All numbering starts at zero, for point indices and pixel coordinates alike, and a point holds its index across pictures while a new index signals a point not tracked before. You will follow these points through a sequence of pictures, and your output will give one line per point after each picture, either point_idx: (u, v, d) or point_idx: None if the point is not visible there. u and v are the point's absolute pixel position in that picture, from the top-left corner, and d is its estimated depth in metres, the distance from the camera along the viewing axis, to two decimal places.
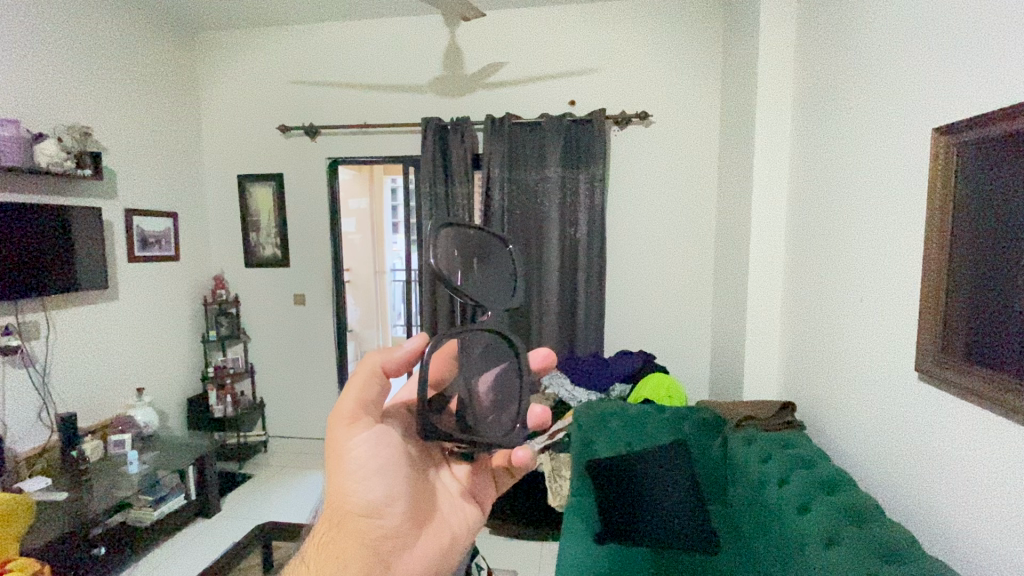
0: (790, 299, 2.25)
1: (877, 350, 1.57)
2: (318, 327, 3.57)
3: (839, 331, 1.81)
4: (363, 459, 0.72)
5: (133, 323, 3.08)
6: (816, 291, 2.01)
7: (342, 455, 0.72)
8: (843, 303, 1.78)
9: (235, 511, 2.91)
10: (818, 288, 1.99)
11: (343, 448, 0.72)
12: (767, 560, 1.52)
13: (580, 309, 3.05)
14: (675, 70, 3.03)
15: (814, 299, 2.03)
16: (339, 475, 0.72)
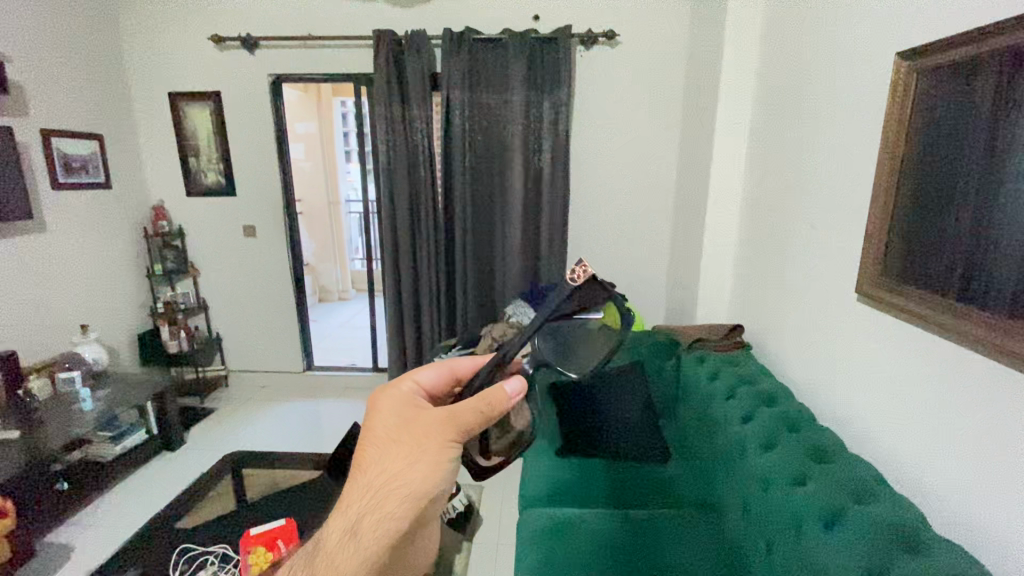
0: (746, 227, 2.32)
1: (821, 275, 1.67)
2: (273, 260, 3.44)
3: (788, 257, 1.90)
4: (441, 452, 0.71)
5: (67, 256, 2.87)
6: (771, 218, 2.08)
7: (431, 443, 0.71)
8: (795, 231, 1.85)
9: (201, 442, 2.92)
10: (772, 215, 2.06)
11: (441, 445, 0.71)
12: (710, 463, 1.68)
13: (543, 239, 3.08)
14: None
15: (768, 226, 2.10)
16: (424, 466, 0.69)
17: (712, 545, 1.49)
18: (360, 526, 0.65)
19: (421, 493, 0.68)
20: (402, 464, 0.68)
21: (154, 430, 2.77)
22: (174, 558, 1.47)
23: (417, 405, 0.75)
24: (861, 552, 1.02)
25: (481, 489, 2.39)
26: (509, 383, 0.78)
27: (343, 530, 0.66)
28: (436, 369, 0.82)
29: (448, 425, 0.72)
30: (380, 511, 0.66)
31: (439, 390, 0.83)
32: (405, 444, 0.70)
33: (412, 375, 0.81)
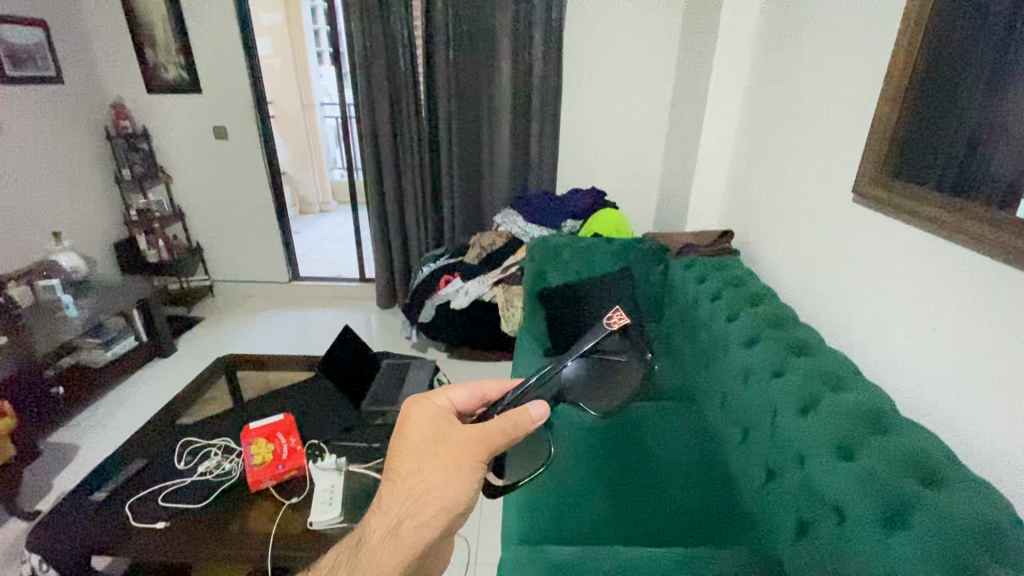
0: (743, 130, 2.24)
1: (817, 176, 1.64)
2: (249, 165, 3.27)
3: (785, 160, 1.85)
4: (471, 470, 0.74)
5: (28, 158, 2.68)
6: (770, 118, 1.99)
7: (463, 460, 0.73)
8: (795, 132, 1.79)
9: (193, 349, 2.95)
10: (772, 116, 1.97)
11: (473, 463, 0.74)
12: (693, 360, 1.75)
13: (533, 144, 2.97)
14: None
15: (766, 128, 2.02)
16: (455, 483, 0.72)
17: (691, 435, 1.58)
18: (397, 530, 0.70)
19: (450, 509, 0.71)
20: (436, 478, 0.72)
21: (142, 336, 2.76)
22: (179, 448, 1.52)
23: (451, 421, 0.78)
24: (833, 430, 1.08)
25: None
26: (532, 403, 0.79)
27: (380, 530, 0.71)
28: (467, 389, 0.87)
29: (481, 445, 0.75)
30: (415, 523, 0.70)
31: (466, 408, 0.87)
32: (438, 459, 0.73)
33: (446, 393, 0.85)
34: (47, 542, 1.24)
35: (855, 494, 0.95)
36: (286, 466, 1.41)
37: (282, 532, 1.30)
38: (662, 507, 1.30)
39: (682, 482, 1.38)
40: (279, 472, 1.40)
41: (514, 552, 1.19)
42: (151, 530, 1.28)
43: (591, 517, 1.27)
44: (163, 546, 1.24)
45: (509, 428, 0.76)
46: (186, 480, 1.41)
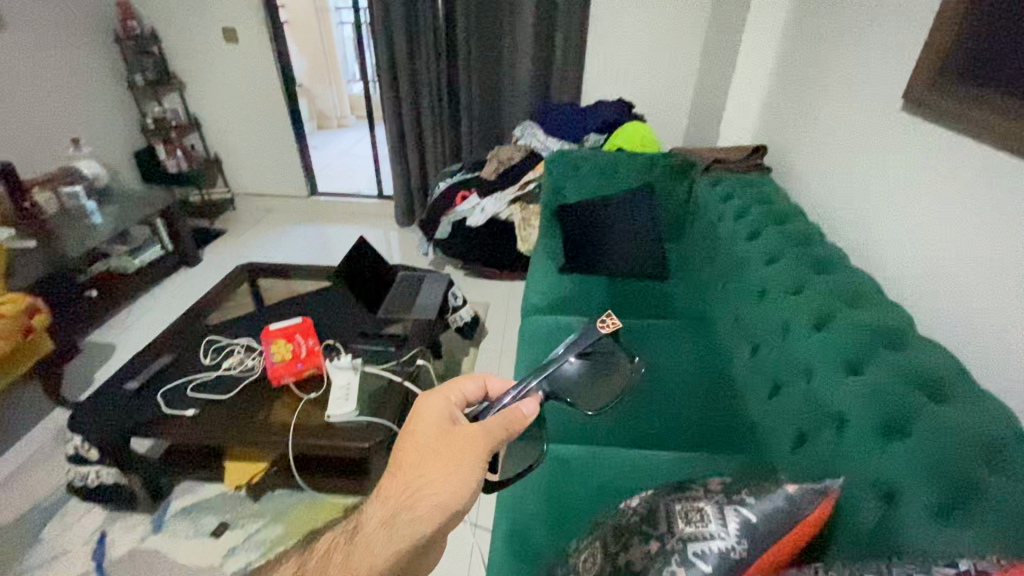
0: (790, 32, 2.02)
1: (865, 80, 1.49)
2: (261, 71, 3.15)
3: (832, 65, 1.68)
4: (471, 467, 0.74)
5: (38, 59, 2.63)
6: (822, 16, 1.78)
7: (464, 455, 0.74)
8: (848, 30, 1.60)
9: (217, 260, 3.02)
10: (823, 12, 1.77)
11: (473, 458, 0.74)
12: (710, 279, 1.71)
13: (557, 50, 2.77)
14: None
15: (817, 29, 1.82)
16: (455, 476, 0.72)
17: (697, 352, 1.58)
18: (395, 518, 0.69)
19: (447, 504, 0.71)
20: (438, 472, 0.72)
21: (169, 245, 2.83)
22: (203, 347, 1.60)
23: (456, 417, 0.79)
24: (844, 345, 1.06)
25: (487, 306, 2.52)
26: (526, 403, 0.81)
27: (379, 517, 0.71)
28: (476, 383, 0.88)
29: (482, 442, 0.75)
30: (412, 513, 0.70)
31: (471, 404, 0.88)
32: (443, 454, 0.73)
33: (456, 389, 0.86)
34: (89, 424, 1.35)
35: (858, 406, 0.94)
36: (305, 363, 1.48)
37: (302, 424, 1.38)
38: (663, 417, 1.33)
39: (684, 395, 1.40)
40: (298, 369, 1.47)
41: None
42: (181, 418, 1.37)
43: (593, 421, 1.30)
44: (194, 431, 1.34)
45: (508, 424, 0.78)
46: (212, 375, 1.49)
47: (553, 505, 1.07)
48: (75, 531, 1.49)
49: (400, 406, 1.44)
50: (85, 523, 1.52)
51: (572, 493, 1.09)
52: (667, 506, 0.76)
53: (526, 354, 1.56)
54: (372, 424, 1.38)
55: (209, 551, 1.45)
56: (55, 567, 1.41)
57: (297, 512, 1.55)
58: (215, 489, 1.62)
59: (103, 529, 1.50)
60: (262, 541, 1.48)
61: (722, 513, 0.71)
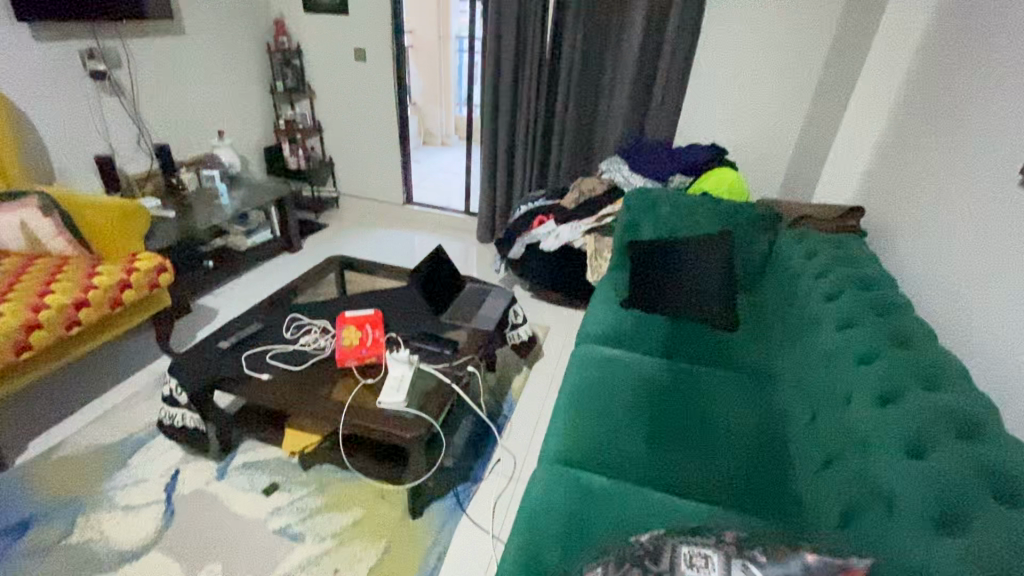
0: (917, 75, 1.92)
1: (985, 161, 1.39)
2: (380, 89, 3.48)
3: (955, 123, 1.58)
4: None
5: (208, 67, 3.12)
6: (952, 70, 1.68)
7: None
8: (980, 87, 1.48)
9: (314, 251, 3.32)
10: (951, 83, 1.68)
11: None
12: (780, 334, 1.64)
13: (656, 91, 2.79)
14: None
15: (947, 77, 1.70)
16: None
17: (752, 398, 1.50)
18: None
19: None
20: None
21: (277, 231, 3.18)
22: (286, 323, 1.79)
23: None
24: (905, 425, 0.98)
25: (547, 330, 2.55)
26: None
27: None
28: None
29: None
30: None
31: None
32: None
33: None
34: (187, 374, 1.55)
35: (909, 493, 0.87)
36: (368, 351, 1.60)
37: (355, 405, 1.49)
38: (702, 463, 1.27)
39: (730, 441, 1.34)
40: (362, 356, 1.60)
41: (545, 468, 1.26)
42: (257, 381, 1.54)
43: (629, 454, 1.29)
44: (265, 395, 1.51)
45: None
46: (289, 347, 1.66)
47: (569, 527, 1.08)
48: (156, 464, 1.71)
49: (443, 405, 1.52)
50: (165, 458, 1.73)
51: (595, 524, 1.10)
52: (674, 547, 0.79)
53: (572, 378, 1.57)
54: (415, 417, 1.46)
55: (258, 506, 1.60)
56: (135, 491, 1.62)
57: (337, 488, 1.66)
58: (273, 452, 1.78)
59: (178, 467, 1.71)
60: (304, 507, 1.60)
61: (728, 566, 0.73)
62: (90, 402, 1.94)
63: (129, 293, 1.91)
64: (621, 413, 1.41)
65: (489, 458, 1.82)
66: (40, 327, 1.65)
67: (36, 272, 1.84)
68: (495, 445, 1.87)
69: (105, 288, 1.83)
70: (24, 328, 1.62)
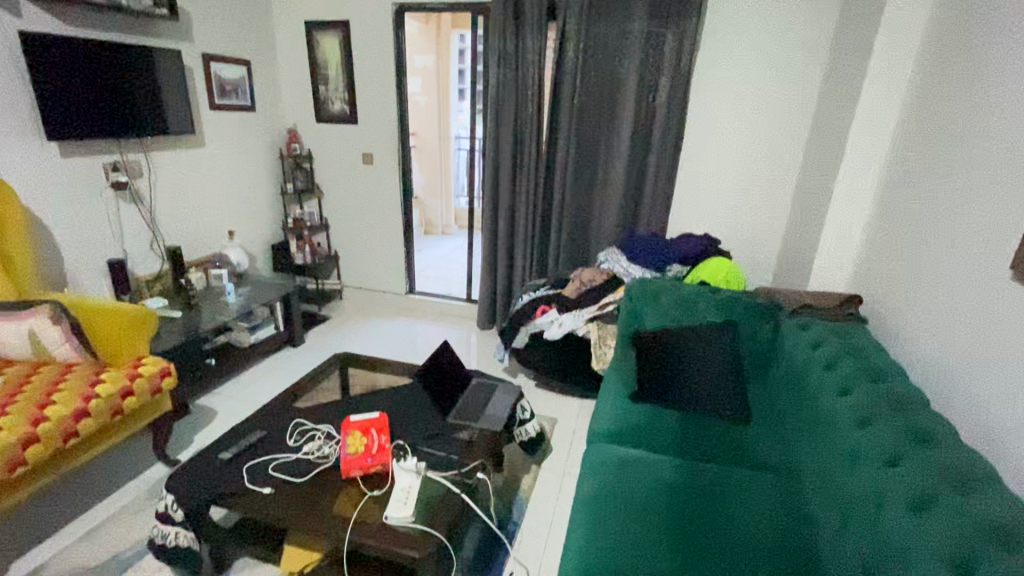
0: (896, 174, 2.06)
1: (977, 256, 1.46)
2: (385, 188, 3.66)
3: (947, 219, 1.65)
4: None
5: (224, 173, 3.30)
6: (933, 169, 1.79)
7: None
8: (968, 187, 1.57)
9: (316, 344, 3.32)
10: (930, 182, 1.79)
11: None
12: (795, 428, 1.61)
13: (646, 185, 2.95)
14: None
15: (932, 176, 1.80)
16: None
17: (775, 502, 1.44)
18: None
19: None
20: None
21: (280, 326, 3.19)
22: (290, 429, 1.74)
23: None
24: (946, 540, 0.94)
25: (554, 422, 2.49)
26: None
27: None
28: None
29: None
30: None
31: None
32: None
33: None
34: (185, 489, 1.49)
35: None
36: (374, 459, 1.54)
37: (360, 521, 1.42)
38: None
39: (760, 552, 1.27)
40: (367, 464, 1.54)
41: None
42: (258, 495, 1.47)
43: (651, 570, 1.21)
44: (266, 511, 1.43)
45: None
46: (292, 457, 1.61)
47: None
48: None
49: (454, 517, 1.45)
50: None
51: None
52: None
53: (587, 483, 1.51)
54: (423, 534, 1.38)
55: None
56: None
57: None
58: (269, 572, 1.66)
59: None
60: None
61: None
62: (77, 519, 1.84)
63: (130, 401, 1.88)
64: (642, 524, 1.34)
65: (501, 571, 1.70)
66: (37, 441, 1.60)
67: (38, 382, 1.82)
68: (506, 555, 1.76)
69: (107, 396, 1.81)
70: (21, 444, 1.56)
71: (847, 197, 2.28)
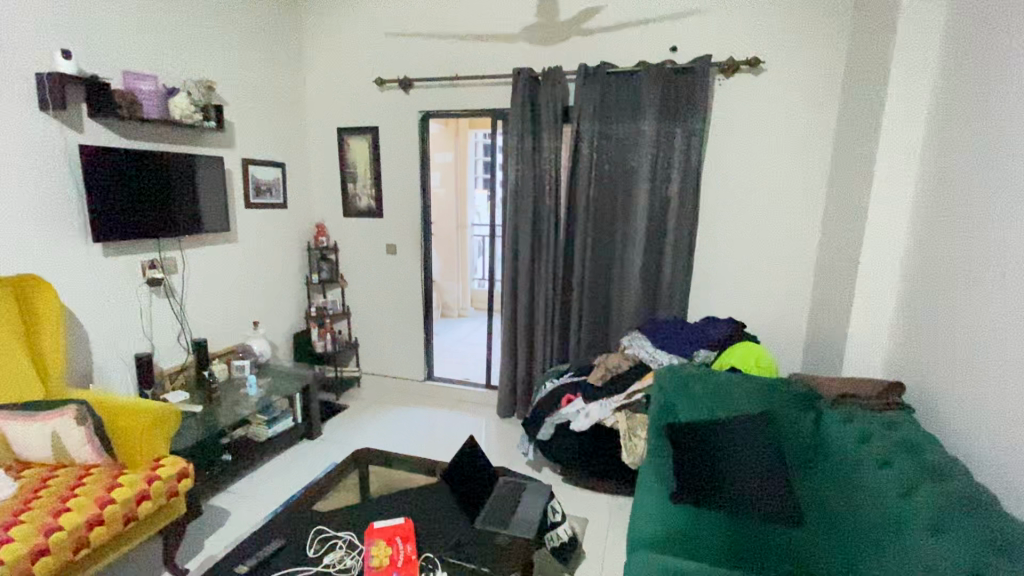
0: (921, 258, 2.06)
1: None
2: (406, 276, 3.75)
3: (989, 305, 1.61)
4: None
5: (254, 266, 3.42)
6: (962, 255, 1.78)
7: None
8: (1003, 273, 1.55)
9: (335, 436, 3.23)
10: (959, 267, 1.79)
11: None
12: (857, 535, 1.48)
13: (665, 271, 2.98)
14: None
15: (961, 260, 1.79)
16: None
17: None
18: None
19: None
20: None
21: (299, 418, 3.13)
22: (309, 537, 1.65)
23: None
24: None
25: (585, 522, 2.33)
26: None
27: None
28: None
29: None
30: None
31: None
32: None
33: None
34: None
35: None
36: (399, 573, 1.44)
37: None
38: None
39: None
40: None
41: None
42: None
43: None
44: None
45: None
46: (312, 570, 1.50)
47: None
48: None
49: None
50: None
51: None
52: None
53: None
54: None
55: None
56: None
57: None
58: None
59: None
60: None
61: None
62: None
63: (145, 505, 1.81)
64: None
65: None
66: (48, 553, 1.53)
67: (55, 486, 1.77)
68: None
69: (123, 500, 1.74)
70: (31, 556, 1.49)
71: (873, 281, 2.26)
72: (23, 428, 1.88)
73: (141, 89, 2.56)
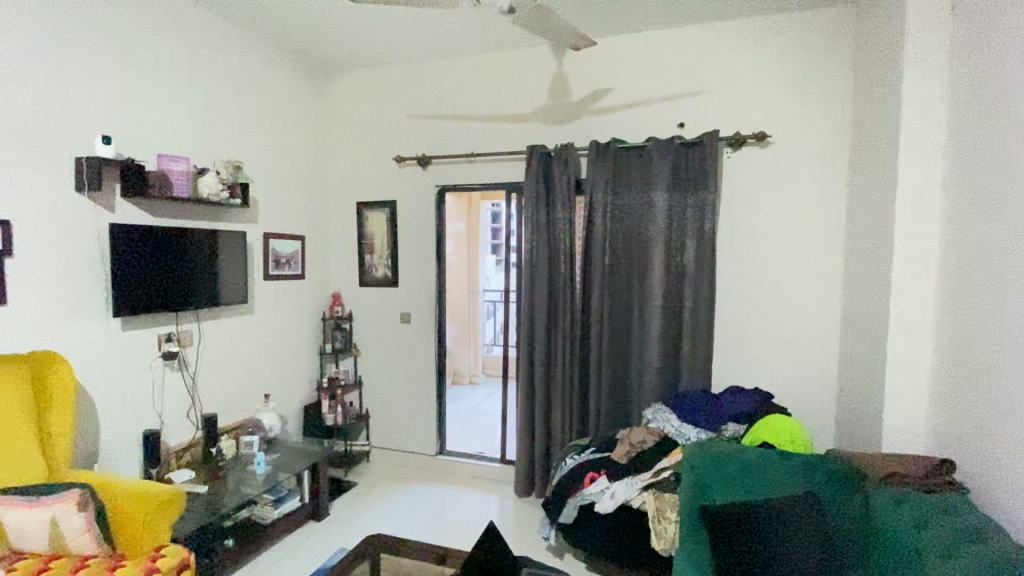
0: (953, 326, 2.00)
1: None
2: (420, 345, 3.71)
3: None
4: None
5: (269, 337, 3.42)
6: (996, 323, 1.73)
7: None
8: None
9: (342, 517, 3.06)
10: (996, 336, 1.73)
11: None
12: None
13: (685, 339, 2.91)
14: (803, 68, 2.79)
15: (996, 330, 1.74)
16: None
17: None
18: None
19: None
20: None
21: (306, 498, 2.98)
22: None
23: None
24: None
25: None
26: None
27: None
28: None
29: None
30: None
31: None
32: None
33: None
34: None
35: None
36: None
37: None
38: None
39: None
40: None
41: None
42: None
43: None
44: None
45: None
46: None
47: None
48: None
49: None
50: None
51: None
52: None
53: None
54: None
55: None
56: None
57: None
58: None
59: None
60: None
61: None
62: None
63: None
64: None
65: None
66: None
67: None
68: None
69: None
70: None
71: (905, 349, 2.18)
72: (21, 515, 1.76)
73: (173, 170, 2.65)
